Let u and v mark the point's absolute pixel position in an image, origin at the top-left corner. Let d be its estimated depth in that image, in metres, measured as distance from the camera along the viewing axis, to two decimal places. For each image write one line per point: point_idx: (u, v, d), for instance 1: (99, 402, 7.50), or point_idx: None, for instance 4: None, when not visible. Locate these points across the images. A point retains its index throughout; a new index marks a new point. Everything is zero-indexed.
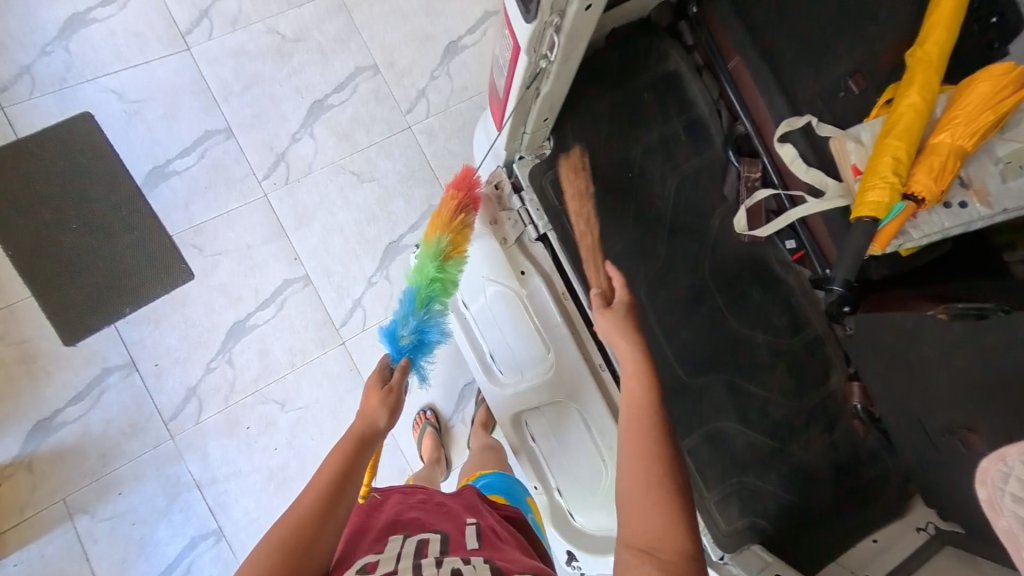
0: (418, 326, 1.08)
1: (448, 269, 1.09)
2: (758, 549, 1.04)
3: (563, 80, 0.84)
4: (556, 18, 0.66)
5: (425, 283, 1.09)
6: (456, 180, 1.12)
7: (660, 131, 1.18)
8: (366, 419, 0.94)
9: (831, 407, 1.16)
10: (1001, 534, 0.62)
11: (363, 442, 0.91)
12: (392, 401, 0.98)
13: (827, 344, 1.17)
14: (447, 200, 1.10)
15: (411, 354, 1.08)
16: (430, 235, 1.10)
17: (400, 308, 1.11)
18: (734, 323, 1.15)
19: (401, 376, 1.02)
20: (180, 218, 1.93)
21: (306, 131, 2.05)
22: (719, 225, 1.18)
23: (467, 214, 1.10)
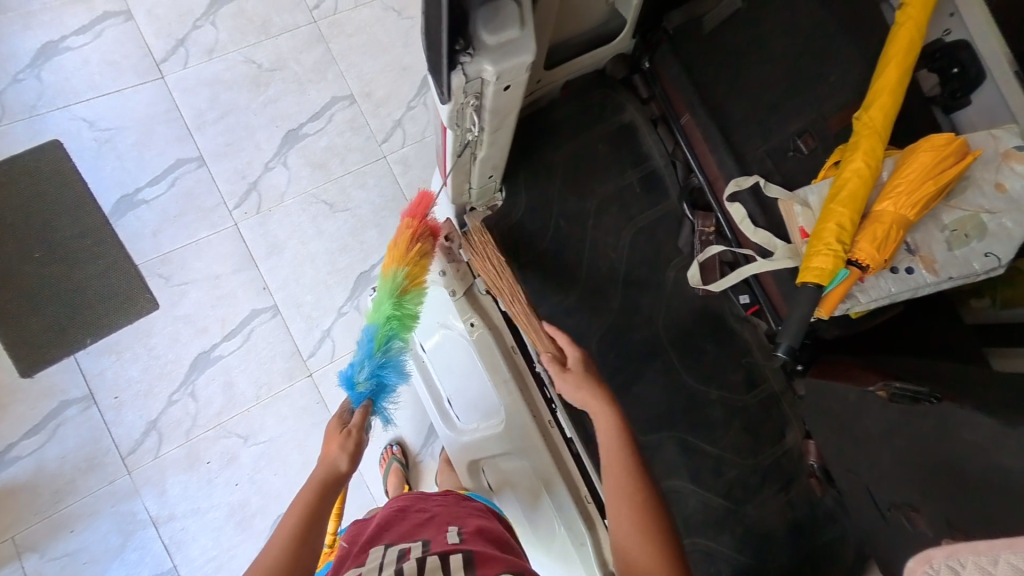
0: (377, 367, 1.02)
1: (407, 303, 1.03)
2: None
3: (499, 145, 0.86)
4: (474, 99, 0.68)
5: (383, 321, 1.03)
6: (412, 204, 1.06)
7: (616, 183, 1.18)
8: (327, 465, 0.89)
9: (788, 465, 1.11)
10: None
11: (324, 489, 0.87)
12: (352, 444, 0.92)
13: (783, 402, 1.13)
14: (403, 228, 1.04)
15: (371, 397, 1.02)
16: (385, 268, 1.04)
17: (356, 349, 1.05)
18: (689, 378, 1.13)
19: (363, 420, 0.96)
20: (147, 248, 1.91)
21: (280, 160, 2.04)
22: (674, 278, 1.17)
23: (424, 242, 1.04)
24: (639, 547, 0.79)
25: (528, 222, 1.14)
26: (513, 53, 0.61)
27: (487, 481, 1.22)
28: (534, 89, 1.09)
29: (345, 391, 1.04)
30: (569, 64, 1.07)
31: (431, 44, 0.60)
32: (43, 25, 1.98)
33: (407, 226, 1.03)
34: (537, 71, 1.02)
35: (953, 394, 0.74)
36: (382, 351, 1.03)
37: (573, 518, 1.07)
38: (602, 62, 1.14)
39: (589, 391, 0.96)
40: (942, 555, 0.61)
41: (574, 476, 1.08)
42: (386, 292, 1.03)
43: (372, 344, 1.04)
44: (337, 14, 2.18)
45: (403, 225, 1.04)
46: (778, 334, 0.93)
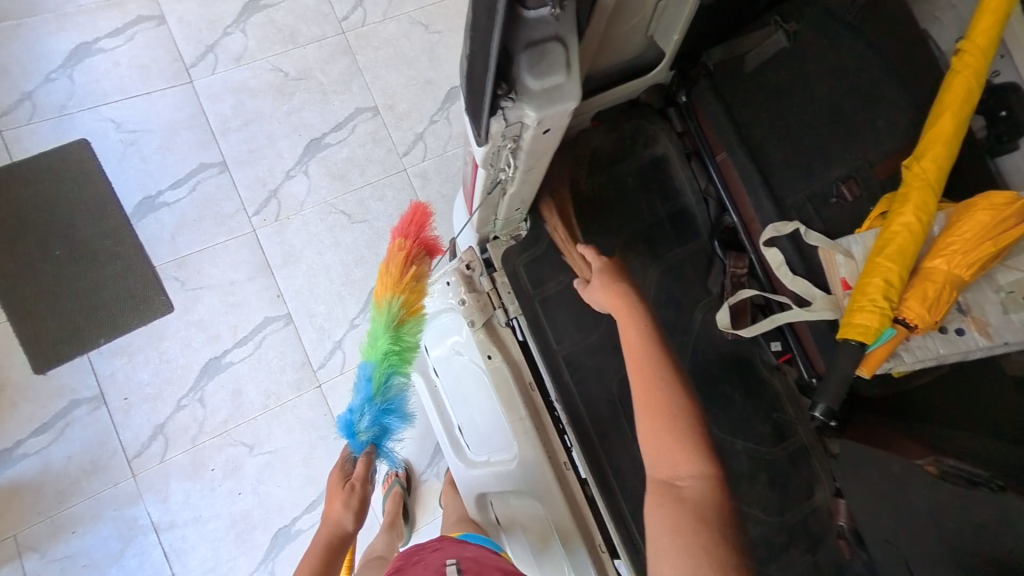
0: (377, 407, 1.07)
1: (402, 335, 1.09)
2: None
3: (531, 183, 0.83)
4: (511, 142, 0.66)
5: (380, 358, 1.08)
6: (401, 228, 1.11)
7: (645, 219, 1.14)
8: (332, 525, 0.94)
9: (814, 524, 1.02)
10: None
11: (332, 550, 0.92)
12: (356, 500, 0.98)
13: (813, 457, 1.05)
14: (394, 254, 1.09)
15: (375, 440, 1.08)
16: (380, 299, 1.09)
17: (354, 393, 1.10)
18: (714, 429, 1.04)
19: (367, 466, 1.02)
20: (166, 250, 1.91)
21: (300, 169, 2.04)
22: (702, 321, 1.11)
23: (417, 266, 1.09)
24: (661, 452, 0.78)
25: (551, 255, 1.10)
26: (557, 100, 0.60)
27: (494, 516, 1.18)
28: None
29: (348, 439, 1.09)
30: (600, 95, 1.04)
31: (473, 88, 0.59)
32: (77, 27, 2.01)
33: (400, 247, 1.09)
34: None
35: (1016, 487, 0.71)
36: (381, 392, 1.09)
37: (585, 567, 1.01)
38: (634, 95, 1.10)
39: (616, 295, 0.94)
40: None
41: (589, 523, 1.01)
42: (382, 326, 1.08)
43: (370, 385, 1.08)
44: (365, 27, 2.18)
45: (394, 248, 1.10)
46: (815, 393, 0.89)
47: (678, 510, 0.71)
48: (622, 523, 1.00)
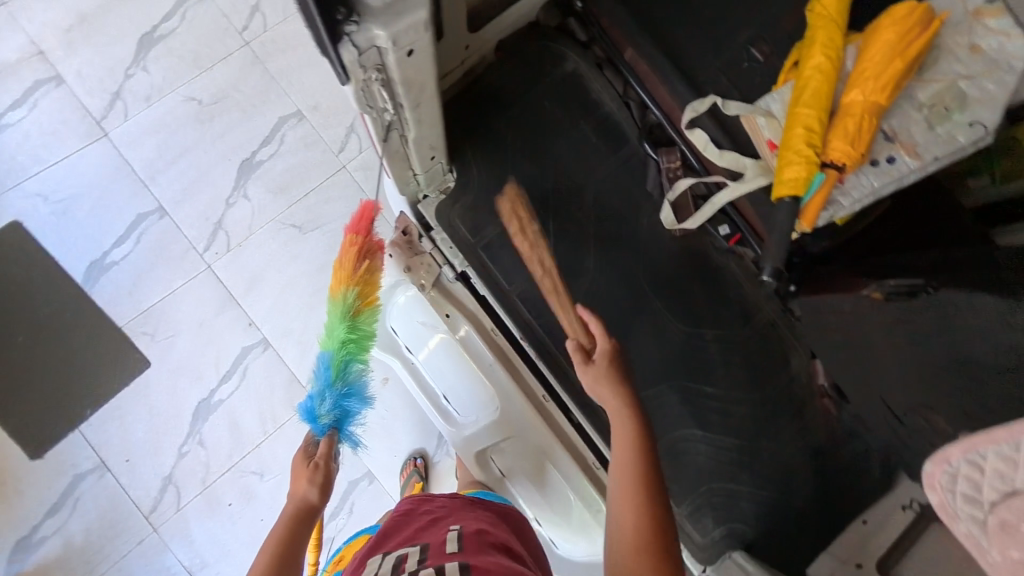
0: (337, 394, 0.97)
1: (361, 322, 0.98)
2: (739, 557, 0.88)
3: (429, 123, 0.81)
4: (376, 72, 0.63)
5: (338, 347, 0.97)
6: (354, 219, 1.00)
7: (571, 138, 1.10)
8: (298, 499, 0.86)
9: (798, 391, 1.00)
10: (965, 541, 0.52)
11: (296, 522, 0.84)
12: (322, 476, 0.90)
13: (781, 330, 1.02)
14: (347, 249, 0.97)
15: (338, 425, 0.98)
16: (334, 289, 0.97)
17: (313, 377, 1.00)
18: (680, 326, 1.01)
19: (331, 447, 0.94)
20: (127, 307, 1.88)
21: (240, 193, 1.99)
22: (649, 225, 1.07)
23: (371, 257, 0.97)
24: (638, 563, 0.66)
25: (484, 198, 1.06)
26: (405, 11, 0.58)
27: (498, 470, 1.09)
28: (463, 58, 1.02)
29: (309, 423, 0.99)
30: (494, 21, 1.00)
31: (311, 20, 0.57)
32: None
33: (352, 241, 0.97)
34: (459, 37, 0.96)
35: (949, 282, 0.71)
36: (342, 376, 0.98)
37: (587, 488, 1.02)
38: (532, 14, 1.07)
39: (613, 387, 0.85)
40: (959, 451, 0.54)
41: (577, 444, 1.05)
42: (337, 316, 0.96)
43: (328, 371, 0.97)
44: (268, 32, 2.10)
45: (347, 244, 0.98)
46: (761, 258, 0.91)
47: None
48: None
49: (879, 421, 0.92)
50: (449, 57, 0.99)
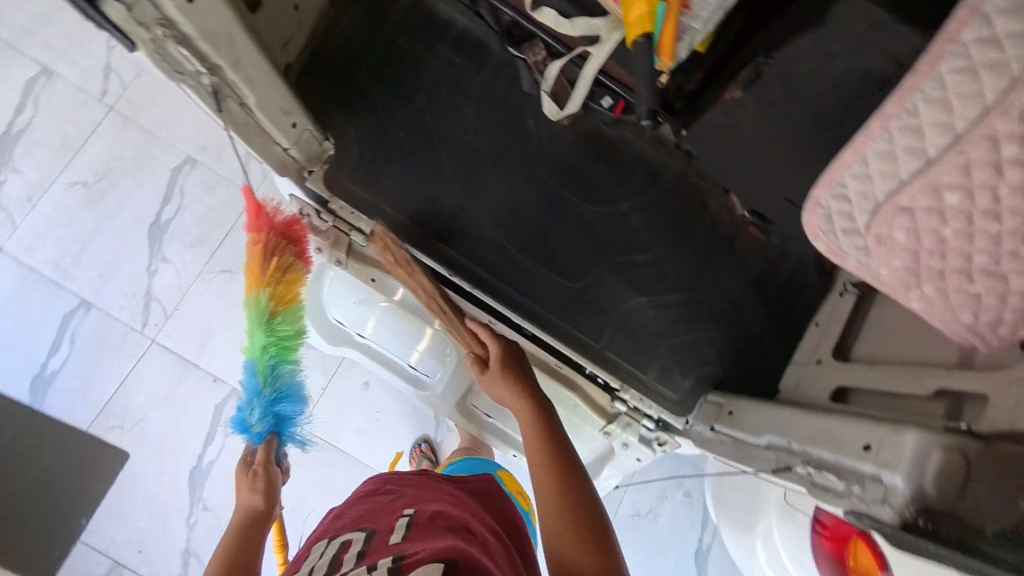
0: (268, 401, 0.92)
1: (283, 325, 0.91)
2: (713, 397, 0.92)
3: (265, 82, 0.77)
4: (163, 27, 0.60)
5: (261, 352, 0.90)
6: (250, 217, 0.88)
7: (437, 67, 1.06)
8: (242, 509, 0.86)
9: (721, 229, 1.03)
10: (857, 272, 0.57)
11: (245, 529, 0.85)
12: (264, 481, 0.89)
13: (691, 177, 1.05)
14: (250, 248, 0.87)
15: (276, 429, 0.95)
16: (245, 294, 0.88)
17: (240, 386, 0.93)
18: (593, 208, 1.02)
19: (270, 452, 0.92)
20: (85, 408, 1.75)
21: (159, 258, 1.82)
22: (535, 124, 1.05)
23: (282, 255, 0.89)
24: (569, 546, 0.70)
25: (368, 152, 1.02)
26: None
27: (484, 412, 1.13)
28: (298, 21, 0.99)
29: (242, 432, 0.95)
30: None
31: None
32: None
33: (255, 240, 0.86)
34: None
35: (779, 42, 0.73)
36: (272, 381, 0.92)
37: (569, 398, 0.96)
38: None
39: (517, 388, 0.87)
40: (824, 191, 0.55)
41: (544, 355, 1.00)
42: (254, 322, 0.88)
43: (256, 379, 0.91)
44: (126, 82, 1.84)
45: (249, 243, 0.87)
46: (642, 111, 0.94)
47: None
48: (576, 344, 0.96)
49: (800, 226, 0.97)
50: (278, 20, 0.93)
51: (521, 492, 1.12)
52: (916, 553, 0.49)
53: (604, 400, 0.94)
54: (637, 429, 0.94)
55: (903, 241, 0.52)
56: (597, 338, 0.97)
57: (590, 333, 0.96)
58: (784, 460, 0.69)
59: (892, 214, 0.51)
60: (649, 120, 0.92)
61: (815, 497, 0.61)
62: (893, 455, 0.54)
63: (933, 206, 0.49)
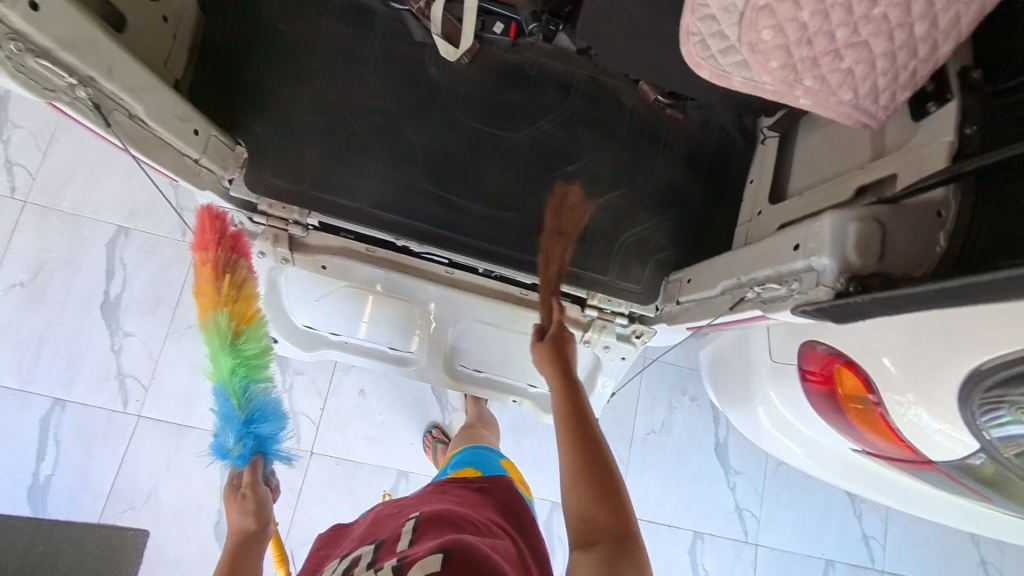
0: (244, 422, 0.83)
1: (247, 344, 0.84)
2: (675, 275, 0.97)
3: (147, 87, 0.75)
4: (17, 41, 0.58)
5: (228, 374, 0.83)
6: (196, 237, 0.84)
7: (331, 40, 1.03)
8: (234, 531, 0.77)
9: (643, 121, 1.07)
10: (745, 88, 0.59)
11: (239, 549, 0.76)
12: (254, 501, 0.80)
13: (600, 78, 1.07)
14: (200, 269, 0.83)
15: (258, 449, 0.85)
16: (201, 317, 0.82)
17: (212, 414, 0.85)
18: (514, 135, 1.04)
19: (256, 471, 0.83)
20: (91, 500, 1.53)
21: (120, 332, 1.60)
22: (438, 70, 1.04)
23: (233, 269, 0.84)
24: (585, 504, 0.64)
25: (282, 139, 0.98)
26: None
27: (471, 367, 1.14)
28: (175, 35, 0.94)
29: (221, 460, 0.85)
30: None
31: None
32: None
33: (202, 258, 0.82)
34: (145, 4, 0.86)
35: None
36: (246, 403, 0.84)
37: (537, 317, 1.00)
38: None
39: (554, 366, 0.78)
40: (692, 18, 0.56)
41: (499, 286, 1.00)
42: (215, 343, 0.82)
43: (228, 403, 0.83)
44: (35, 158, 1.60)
45: (198, 264, 0.83)
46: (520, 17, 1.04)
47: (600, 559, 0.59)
48: (541, 268, 0.99)
49: (715, 97, 0.96)
50: (151, 31, 0.88)
51: (523, 480, 1.10)
52: (854, 309, 0.53)
53: (576, 311, 0.96)
54: (613, 328, 0.97)
55: (771, 41, 0.54)
56: None
57: (542, 251, 1.00)
58: (737, 295, 0.73)
59: (754, 17, 0.53)
60: (533, 25, 1.02)
61: (769, 312, 0.66)
62: (816, 241, 0.59)
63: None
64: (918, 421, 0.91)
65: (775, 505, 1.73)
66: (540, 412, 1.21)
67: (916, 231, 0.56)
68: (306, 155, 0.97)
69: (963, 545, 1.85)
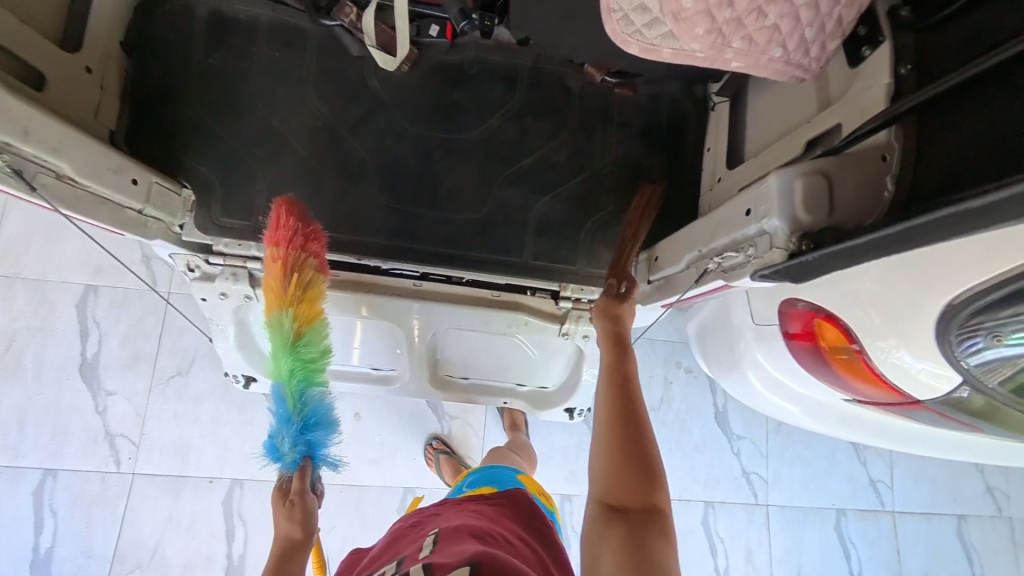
0: (298, 428, 0.79)
1: (307, 347, 0.81)
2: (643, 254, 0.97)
3: (74, 143, 0.70)
4: None
5: (288, 375, 0.80)
6: (270, 231, 0.81)
7: (263, 65, 0.99)
8: (279, 542, 0.73)
9: (592, 105, 1.05)
10: (677, 59, 0.58)
11: (281, 564, 0.71)
12: (302, 509, 0.75)
13: (544, 67, 1.06)
14: (270, 265, 0.80)
15: (309, 454, 0.81)
16: (269, 312, 0.80)
17: (270, 412, 0.82)
18: (466, 134, 1.02)
19: (304, 478, 0.77)
20: (97, 566, 1.49)
21: (101, 392, 1.55)
22: (379, 82, 1.02)
23: (302, 271, 0.80)
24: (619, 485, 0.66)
25: (228, 174, 0.95)
26: None
27: (459, 376, 1.13)
28: (102, 86, 0.88)
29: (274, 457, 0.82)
30: (89, 19, 0.86)
31: None
32: None
33: (272, 256, 0.79)
34: (66, 57, 0.80)
35: None
36: (301, 408, 0.80)
37: (511, 317, 0.98)
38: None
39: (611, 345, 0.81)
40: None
41: (469, 292, 0.98)
42: (279, 342, 0.79)
43: (283, 404, 0.80)
44: None
45: (268, 259, 0.80)
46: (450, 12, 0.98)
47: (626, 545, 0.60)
48: (509, 267, 0.99)
49: (659, 71, 0.96)
50: (74, 84, 0.82)
51: (542, 492, 1.08)
52: (807, 267, 0.54)
53: (550, 306, 0.98)
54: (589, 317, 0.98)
55: (693, 8, 0.53)
56: (520, 252, 0.99)
57: (509, 249, 0.99)
58: (700, 267, 0.74)
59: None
60: (475, 14, 0.97)
61: (730, 282, 0.66)
62: (766, 204, 0.58)
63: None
64: (901, 362, 0.92)
65: (782, 463, 1.75)
66: (534, 412, 1.21)
67: (857, 181, 0.56)
68: (254, 186, 0.95)
69: (968, 475, 1.87)
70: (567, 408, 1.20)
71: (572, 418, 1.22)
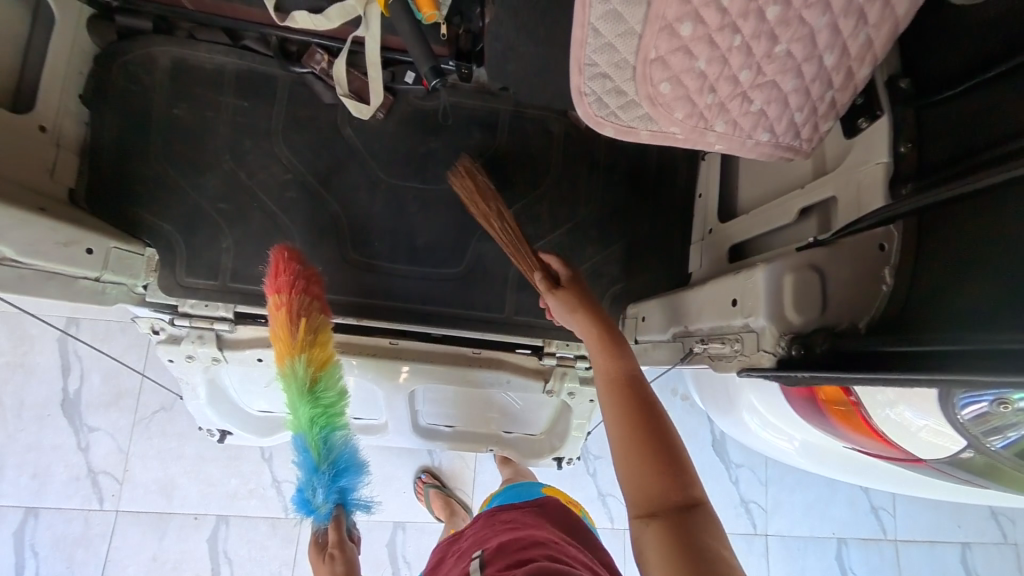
0: (328, 476, 0.75)
1: (326, 392, 0.75)
2: (631, 309, 0.94)
3: (22, 220, 0.66)
4: None
5: (308, 426, 0.75)
6: (269, 279, 0.76)
7: (230, 114, 0.95)
8: None
9: (577, 148, 1.01)
10: (653, 140, 0.55)
11: None
12: (343, 561, 0.71)
13: (525, 111, 1.01)
14: (275, 314, 0.74)
15: (340, 502, 0.77)
16: (279, 365, 0.74)
17: (295, 467, 0.78)
18: (443, 183, 0.98)
19: (341, 528, 0.74)
20: None
21: (85, 430, 1.47)
22: (353, 130, 0.97)
23: (309, 314, 0.75)
24: (646, 484, 0.56)
25: (194, 231, 0.90)
26: None
27: (444, 425, 1.09)
28: (60, 142, 0.84)
29: (305, 512, 0.78)
30: (42, 76, 0.82)
31: None
32: None
33: (277, 303, 0.74)
34: (17, 120, 0.76)
35: None
36: (327, 455, 0.76)
37: (492, 374, 0.91)
38: (83, 41, 0.88)
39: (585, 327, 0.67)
40: (582, 78, 0.51)
41: (448, 347, 0.92)
42: (294, 393, 0.74)
43: (308, 455, 0.76)
44: None
45: (272, 309, 0.74)
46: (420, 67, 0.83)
47: (675, 554, 0.51)
48: (490, 321, 0.94)
49: None
50: (27, 148, 0.78)
51: (570, 499, 1.04)
52: (800, 383, 0.54)
53: (533, 362, 0.93)
54: (575, 373, 0.93)
55: (671, 94, 0.49)
56: (502, 307, 0.95)
57: (490, 304, 0.95)
58: (687, 344, 0.75)
59: (648, 70, 0.48)
60: (451, 63, 0.95)
61: (717, 367, 0.68)
62: (753, 299, 0.59)
63: (676, 45, 0.45)
64: (901, 417, 0.87)
65: (782, 490, 1.70)
66: (526, 460, 1.14)
67: (848, 277, 0.55)
68: (222, 242, 0.90)
69: None
70: (556, 457, 1.14)
71: (561, 465, 1.17)
